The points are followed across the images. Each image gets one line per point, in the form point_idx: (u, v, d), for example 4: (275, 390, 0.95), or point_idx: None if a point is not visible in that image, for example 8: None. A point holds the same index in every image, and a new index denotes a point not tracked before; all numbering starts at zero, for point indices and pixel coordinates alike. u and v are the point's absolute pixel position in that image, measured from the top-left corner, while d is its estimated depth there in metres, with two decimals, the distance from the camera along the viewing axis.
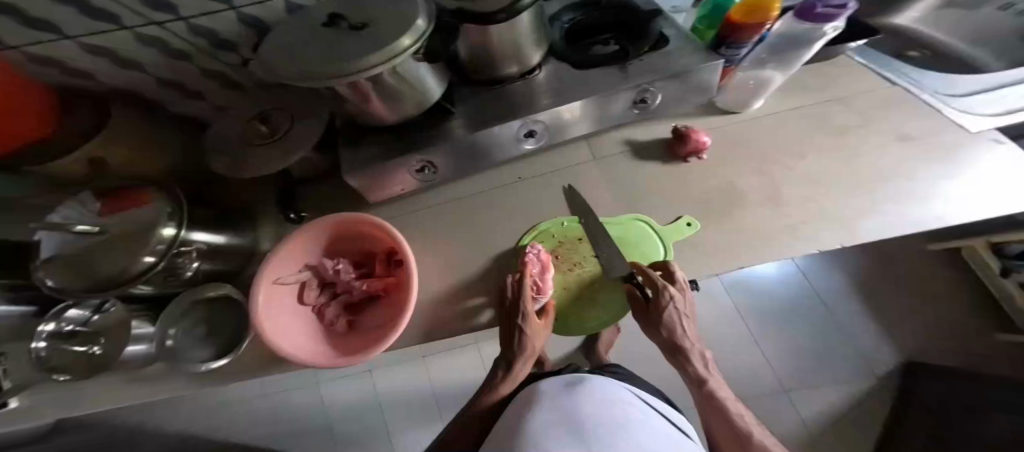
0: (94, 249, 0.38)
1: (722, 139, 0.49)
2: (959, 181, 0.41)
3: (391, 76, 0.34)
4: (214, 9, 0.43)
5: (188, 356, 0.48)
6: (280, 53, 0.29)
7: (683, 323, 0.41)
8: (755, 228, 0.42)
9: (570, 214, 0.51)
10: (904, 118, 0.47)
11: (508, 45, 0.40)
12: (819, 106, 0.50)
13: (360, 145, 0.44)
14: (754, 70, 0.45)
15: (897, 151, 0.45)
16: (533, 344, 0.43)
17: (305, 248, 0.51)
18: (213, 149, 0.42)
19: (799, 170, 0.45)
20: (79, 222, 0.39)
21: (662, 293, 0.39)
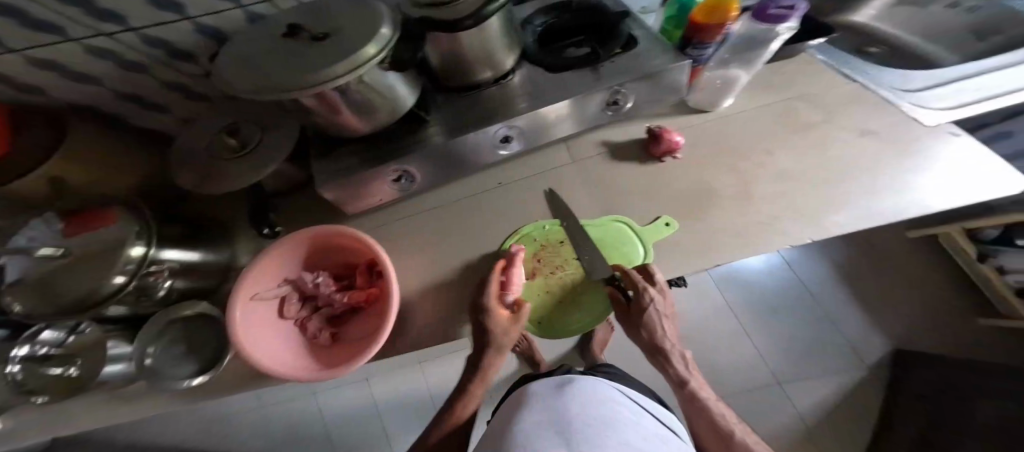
0: (59, 272, 0.37)
1: (696, 137, 0.49)
2: (924, 174, 0.41)
3: (357, 86, 0.33)
4: (166, 20, 0.42)
5: (169, 373, 0.47)
6: (237, 65, 0.28)
7: (664, 324, 0.42)
8: (728, 226, 0.42)
9: (552, 217, 0.50)
10: (863, 113, 0.48)
11: (478, 50, 0.40)
12: (781, 103, 0.50)
13: (335, 156, 0.44)
14: (719, 70, 0.47)
15: (856, 146, 0.45)
16: (500, 338, 0.40)
17: (283, 262, 0.50)
18: (180, 165, 0.41)
19: (768, 166, 0.46)
20: (36, 244, 0.38)
21: (642, 294, 0.39)
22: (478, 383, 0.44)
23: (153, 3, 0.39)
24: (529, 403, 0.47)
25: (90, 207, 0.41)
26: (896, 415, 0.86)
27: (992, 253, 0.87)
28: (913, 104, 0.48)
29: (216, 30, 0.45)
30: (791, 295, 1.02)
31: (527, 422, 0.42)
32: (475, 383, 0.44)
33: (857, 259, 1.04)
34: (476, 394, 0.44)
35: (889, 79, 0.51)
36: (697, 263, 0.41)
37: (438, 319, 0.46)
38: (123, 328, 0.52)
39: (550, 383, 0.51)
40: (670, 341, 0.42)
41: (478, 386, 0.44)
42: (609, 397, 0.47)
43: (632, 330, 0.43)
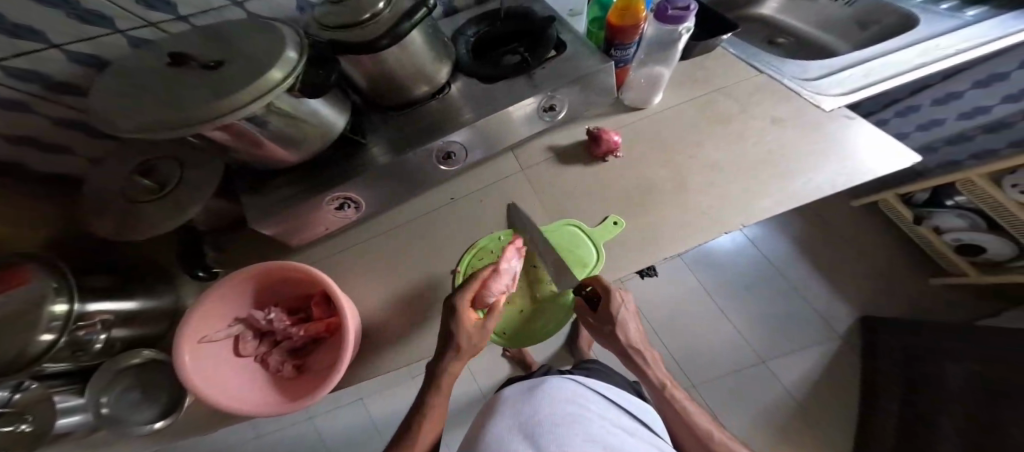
0: None
1: (636, 133, 0.50)
2: (845, 156, 0.43)
3: (269, 113, 0.31)
4: (30, 49, 0.36)
5: (128, 420, 0.46)
6: (118, 103, 0.25)
7: (629, 323, 0.44)
8: (668, 221, 0.44)
9: (507, 227, 0.50)
10: (773, 101, 0.49)
11: (406, 65, 0.38)
12: (705, 96, 0.51)
13: (270, 189, 0.42)
14: (642, 70, 0.48)
15: (775, 133, 0.47)
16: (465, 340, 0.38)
17: (234, 300, 0.48)
18: (94, 215, 0.38)
19: (697, 158, 0.47)
20: None
21: (612, 301, 0.40)
22: (431, 407, 0.40)
23: (2, 32, 0.33)
24: (501, 407, 0.47)
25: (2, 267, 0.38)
26: (880, 390, 0.90)
27: (927, 215, 0.90)
28: (814, 93, 0.49)
29: (95, 59, 0.41)
30: (756, 272, 1.05)
31: (500, 427, 0.41)
32: (428, 408, 0.40)
33: (809, 232, 1.08)
34: (433, 423, 0.40)
35: (792, 70, 0.52)
36: (654, 256, 0.42)
37: (403, 341, 0.46)
38: (69, 380, 0.48)
39: (524, 385, 0.49)
40: (637, 341, 0.46)
41: (429, 412, 0.40)
42: (577, 393, 0.47)
43: (602, 332, 0.46)
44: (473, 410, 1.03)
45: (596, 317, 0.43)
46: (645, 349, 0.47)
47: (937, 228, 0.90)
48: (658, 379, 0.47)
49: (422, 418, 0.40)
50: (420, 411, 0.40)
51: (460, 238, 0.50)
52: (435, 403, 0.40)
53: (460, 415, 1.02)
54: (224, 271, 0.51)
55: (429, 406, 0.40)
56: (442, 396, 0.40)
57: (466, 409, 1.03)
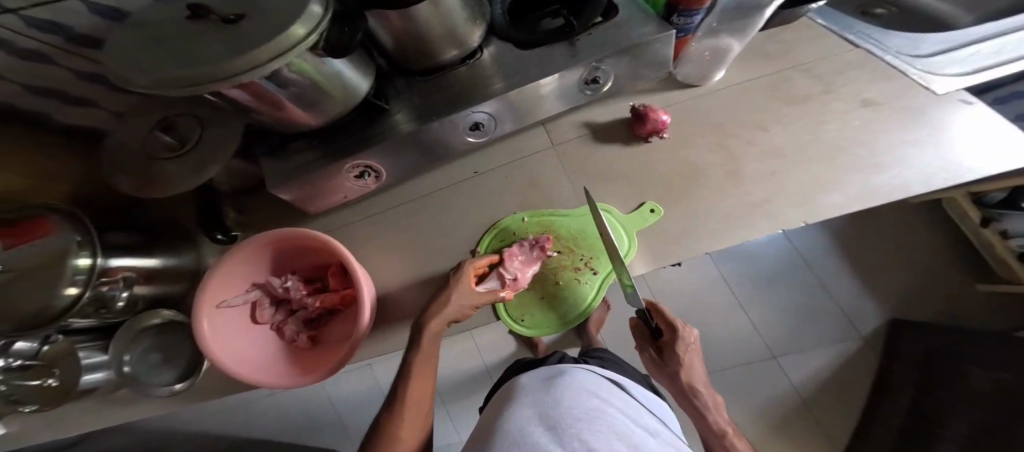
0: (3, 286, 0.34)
1: (688, 111, 0.46)
2: (946, 149, 0.39)
3: (291, 73, 0.28)
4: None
5: (148, 381, 0.46)
6: (125, 57, 0.23)
7: (694, 364, 0.48)
8: (716, 211, 0.40)
9: (531, 207, 0.47)
10: (868, 80, 0.44)
11: (438, 26, 0.34)
12: (773, 74, 0.46)
13: (289, 154, 0.40)
14: (708, 41, 0.41)
15: (861, 117, 0.42)
16: (450, 299, 0.38)
17: (250, 266, 0.46)
18: (111, 169, 0.37)
19: (758, 143, 0.43)
20: None
21: (678, 333, 0.46)
22: (418, 373, 0.39)
23: None
24: (520, 394, 0.46)
25: (25, 217, 0.36)
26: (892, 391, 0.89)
27: (997, 217, 0.82)
28: (924, 72, 0.44)
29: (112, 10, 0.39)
30: (785, 267, 0.99)
31: (519, 416, 0.41)
32: (417, 373, 0.39)
33: (856, 231, 0.99)
34: (417, 405, 0.39)
35: (899, 43, 0.47)
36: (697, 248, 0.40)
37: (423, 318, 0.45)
38: (94, 336, 0.48)
39: (542, 374, 0.48)
40: (697, 382, 0.48)
41: (416, 378, 0.39)
42: (593, 385, 0.46)
43: (664, 371, 0.50)
44: (482, 382, 1.05)
45: (660, 348, 0.49)
46: (707, 393, 0.49)
47: (1005, 232, 0.82)
48: (719, 428, 0.47)
49: (405, 394, 0.39)
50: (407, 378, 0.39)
51: (485, 215, 0.48)
52: (417, 368, 0.39)
53: (470, 384, 1.05)
54: (243, 235, 0.50)
55: (418, 367, 0.39)
56: (427, 359, 0.39)
57: (476, 380, 1.05)
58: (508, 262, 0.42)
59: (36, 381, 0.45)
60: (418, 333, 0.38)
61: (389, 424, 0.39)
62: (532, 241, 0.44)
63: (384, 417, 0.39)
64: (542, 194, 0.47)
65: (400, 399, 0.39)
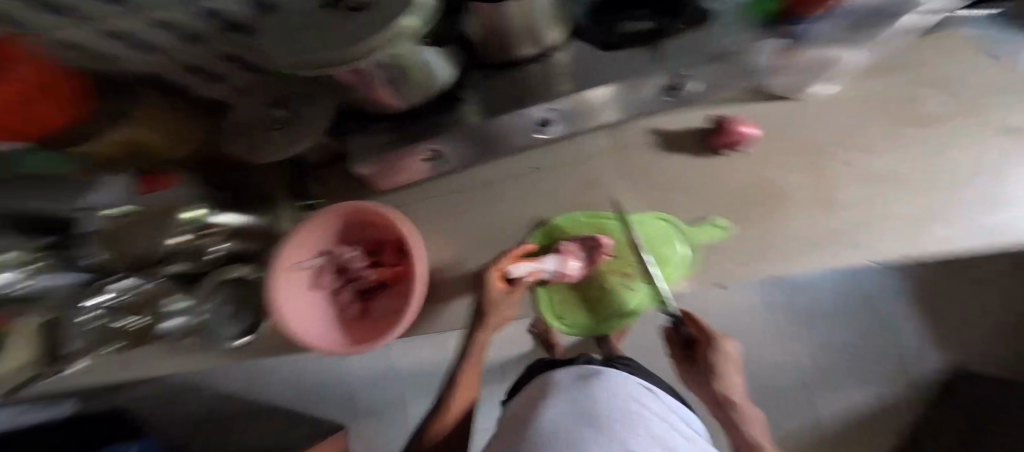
0: (131, 225, 0.43)
1: (773, 126, 0.44)
2: None
3: (396, 61, 0.31)
4: None
5: (220, 332, 0.51)
6: (268, 37, 0.27)
7: (730, 375, 0.44)
8: (789, 230, 0.41)
9: (587, 208, 0.48)
10: (999, 108, 0.41)
11: (521, 21, 0.34)
12: (883, 90, 0.43)
13: (369, 130, 0.44)
14: (821, 51, 0.40)
15: (982, 147, 0.40)
16: (497, 312, 0.41)
17: (320, 234, 0.50)
18: (229, 134, 0.44)
19: (856, 165, 0.41)
20: (110, 204, 0.42)
21: (715, 346, 0.42)
22: (469, 371, 0.45)
23: None
24: (552, 388, 0.45)
25: (149, 171, 0.44)
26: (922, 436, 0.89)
27: None
28: None
29: None
30: (845, 304, 0.91)
31: (551, 412, 0.40)
32: (467, 371, 0.45)
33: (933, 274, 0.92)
34: (465, 395, 0.45)
35: None
36: (746, 265, 0.41)
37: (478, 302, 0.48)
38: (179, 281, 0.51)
39: (574, 372, 0.46)
40: (734, 395, 0.45)
41: (468, 374, 0.45)
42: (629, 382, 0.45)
43: (698, 379, 0.47)
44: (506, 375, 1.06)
45: (692, 357, 0.46)
46: (744, 404, 0.46)
47: None
48: (756, 442, 0.45)
49: (456, 389, 0.45)
50: (459, 378, 0.45)
51: (538, 212, 0.49)
52: (469, 368, 0.45)
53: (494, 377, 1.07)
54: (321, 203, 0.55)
55: (467, 367, 0.44)
56: (476, 359, 0.45)
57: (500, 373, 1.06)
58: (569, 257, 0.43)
59: (117, 324, 0.49)
60: (469, 339, 0.43)
61: (442, 414, 0.44)
62: (574, 245, 0.44)
63: (438, 407, 0.45)
64: (600, 195, 0.47)
65: (451, 393, 0.45)
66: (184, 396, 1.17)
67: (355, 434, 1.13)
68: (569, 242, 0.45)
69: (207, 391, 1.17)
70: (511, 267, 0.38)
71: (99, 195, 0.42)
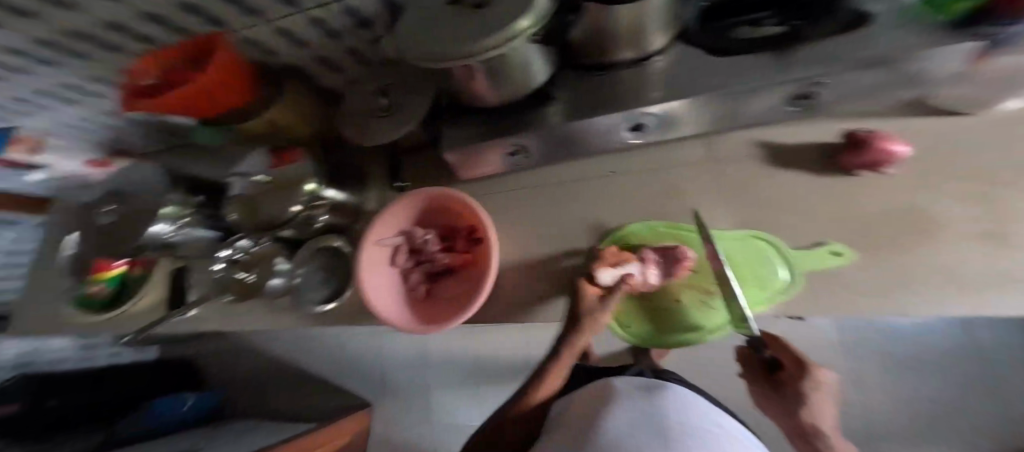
0: (265, 191, 0.52)
1: (933, 146, 0.35)
2: None
3: (501, 60, 0.36)
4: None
5: (307, 296, 0.58)
6: (407, 35, 0.36)
7: (824, 406, 0.37)
8: (932, 270, 0.32)
9: (670, 219, 0.45)
10: None
11: (629, 23, 0.34)
12: None
13: (459, 121, 0.48)
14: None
15: None
16: (595, 323, 0.39)
17: (404, 215, 0.55)
18: (344, 119, 0.53)
19: None
20: (253, 170, 0.53)
21: (806, 372, 0.37)
22: (550, 377, 0.43)
23: None
24: (613, 396, 0.43)
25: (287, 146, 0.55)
26: None
27: None
28: None
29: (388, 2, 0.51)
30: None
31: (617, 420, 0.39)
32: (549, 377, 0.43)
33: None
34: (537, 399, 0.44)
35: None
36: (864, 300, 0.34)
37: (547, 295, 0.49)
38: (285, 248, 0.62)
39: (637, 383, 0.45)
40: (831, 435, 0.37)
41: (548, 379, 0.43)
42: (697, 400, 0.43)
43: (783, 409, 0.40)
44: None
45: (778, 383, 0.40)
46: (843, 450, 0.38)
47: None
48: None
49: (534, 391, 0.44)
50: (540, 381, 0.43)
51: (610, 216, 0.48)
52: (553, 374, 0.43)
53: None
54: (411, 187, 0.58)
55: (550, 373, 0.43)
56: (560, 368, 0.43)
57: None
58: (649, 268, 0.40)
59: (240, 274, 0.63)
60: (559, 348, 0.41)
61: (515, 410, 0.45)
62: (662, 250, 0.41)
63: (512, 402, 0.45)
64: (687, 205, 0.45)
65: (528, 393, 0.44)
66: (262, 352, 1.32)
67: (395, 422, 1.15)
68: (649, 252, 0.42)
69: (275, 355, 1.28)
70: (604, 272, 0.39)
71: (249, 163, 0.53)
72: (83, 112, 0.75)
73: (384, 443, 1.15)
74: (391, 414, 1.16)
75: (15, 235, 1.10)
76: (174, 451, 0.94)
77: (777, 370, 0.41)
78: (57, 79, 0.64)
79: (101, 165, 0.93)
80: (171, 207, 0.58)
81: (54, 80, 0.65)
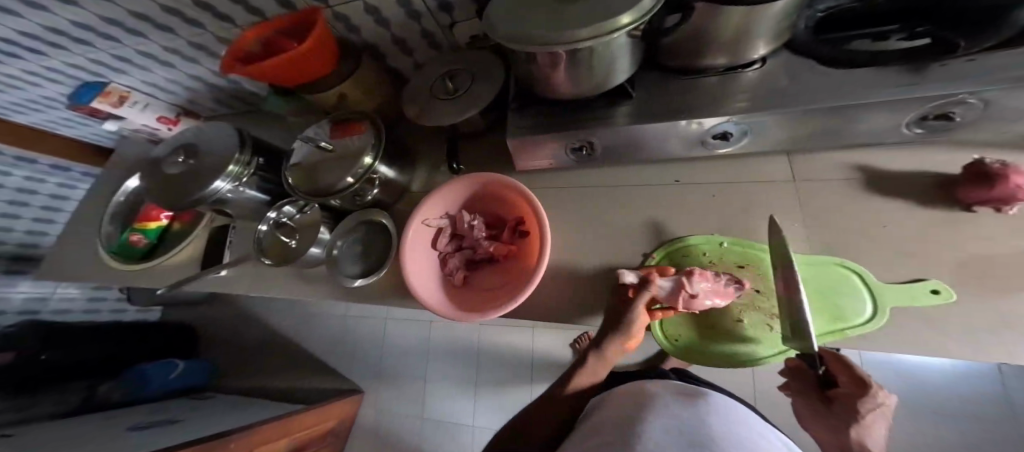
0: (324, 161, 0.52)
1: None
2: None
3: (592, 54, 0.34)
4: None
5: (344, 268, 0.57)
6: (498, 15, 0.36)
7: (880, 430, 0.30)
8: None
9: (736, 235, 0.43)
10: None
11: (733, 32, 0.32)
12: None
13: (527, 111, 0.46)
14: None
15: None
16: (631, 328, 0.39)
17: (451, 199, 0.54)
18: (408, 97, 0.53)
19: None
20: (320, 138, 0.54)
21: (866, 393, 0.29)
22: (581, 377, 0.43)
23: None
24: (648, 400, 0.39)
25: (349, 119, 0.55)
26: None
27: None
28: None
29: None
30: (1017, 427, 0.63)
31: (654, 423, 0.35)
32: (580, 377, 0.43)
33: None
34: (564, 404, 0.43)
35: None
36: (965, 347, 0.31)
37: (596, 301, 0.47)
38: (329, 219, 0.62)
39: (675, 389, 0.41)
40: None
41: (581, 380, 0.43)
42: (743, 413, 0.39)
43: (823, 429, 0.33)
44: None
45: (821, 402, 0.33)
46: None
47: None
48: None
49: (563, 390, 0.43)
50: (573, 381, 0.43)
51: (668, 227, 0.46)
52: (589, 376, 0.43)
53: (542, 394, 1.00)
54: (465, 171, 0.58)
55: (582, 373, 0.43)
56: (594, 370, 0.43)
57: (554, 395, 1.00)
58: (697, 280, 0.37)
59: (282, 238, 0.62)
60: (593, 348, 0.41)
61: (543, 413, 0.43)
62: (720, 274, 0.40)
63: (540, 404, 0.43)
64: (760, 224, 0.42)
65: (557, 398, 0.43)
66: (277, 325, 1.32)
67: (394, 413, 1.13)
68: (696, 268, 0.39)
69: (293, 329, 1.30)
70: (625, 275, 0.39)
71: (318, 132, 0.55)
72: (169, 72, 0.79)
73: (380, 434, 1.13)
74: (388, 404, 1.13)
75: (64, 181, 1.15)
76: (169, 418, 0.93)
77: (828, 386, 0.33)
78: (153, 39, 0.68)
79: (174, 124, 0.85)
80: (235, 167, 0.56)
81: (153, 40, 0.69)
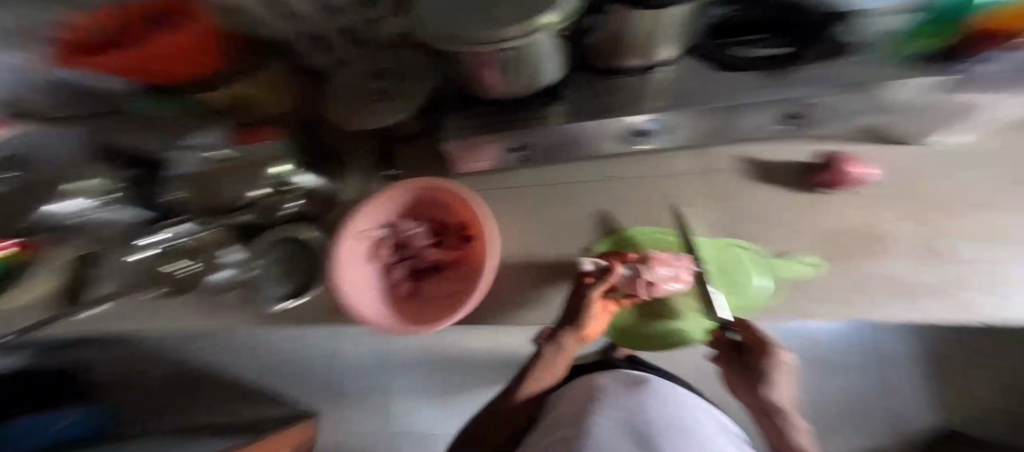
0: (221, 172, 0.44)
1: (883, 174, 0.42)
2: None
3: (521, 56, 0.34)
4: None
5: (267, 290, 0.51)
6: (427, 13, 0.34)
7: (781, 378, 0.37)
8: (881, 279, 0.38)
9: (662, 225, 0.47)
10: None
11: (648, 35, 0.34)
12: None
13: (462, 113, 0.45)
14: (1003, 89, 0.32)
15: None
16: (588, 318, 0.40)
17: (388, 207, 0.50)
18: (331, 99, 0.49)
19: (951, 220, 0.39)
20: (204, 144, 0.44)
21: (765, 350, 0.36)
22: (536, 374, 0.44)
23: None
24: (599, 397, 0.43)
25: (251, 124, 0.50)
26: None
27: None
28: None
29: None
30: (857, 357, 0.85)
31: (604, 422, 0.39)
32: (535, 375, 0.44)
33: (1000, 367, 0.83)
34: (516, 409, 0.45)
35: None
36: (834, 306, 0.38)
37: (541, 297, 0.48)
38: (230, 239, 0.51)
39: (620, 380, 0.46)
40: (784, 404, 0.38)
41: (535, 378, 0.44)
42: (677, 393, 0.45)
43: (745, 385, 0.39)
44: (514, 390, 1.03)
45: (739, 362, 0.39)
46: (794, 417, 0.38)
47: None
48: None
49: (514, 393, 0.44)
50: (522, 381, 0.44)
51: (603, 222, 0.49)
52: (545, 370, 0.44)
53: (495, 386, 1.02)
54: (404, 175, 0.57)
55: (536, 370, 0.44)
56: (549, 364, 0.43)
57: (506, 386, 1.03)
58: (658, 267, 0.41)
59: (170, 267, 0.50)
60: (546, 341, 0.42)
61: (496, 417, 0.44)
62: (682, 257, 0.43)
63: (491, 409, 0.44)
64: (680, 213, 0.47)
65: (508, 401, 0.44)
66: (190, 357, 1.16)
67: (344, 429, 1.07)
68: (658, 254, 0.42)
69: (212, 358, 1.15)
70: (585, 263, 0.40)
71: (203, 139, 0.45)
72: None
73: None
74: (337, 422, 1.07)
75: None
76: None
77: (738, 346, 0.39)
78: None
79: None
80: (96, 181, 0.48)
81: None
